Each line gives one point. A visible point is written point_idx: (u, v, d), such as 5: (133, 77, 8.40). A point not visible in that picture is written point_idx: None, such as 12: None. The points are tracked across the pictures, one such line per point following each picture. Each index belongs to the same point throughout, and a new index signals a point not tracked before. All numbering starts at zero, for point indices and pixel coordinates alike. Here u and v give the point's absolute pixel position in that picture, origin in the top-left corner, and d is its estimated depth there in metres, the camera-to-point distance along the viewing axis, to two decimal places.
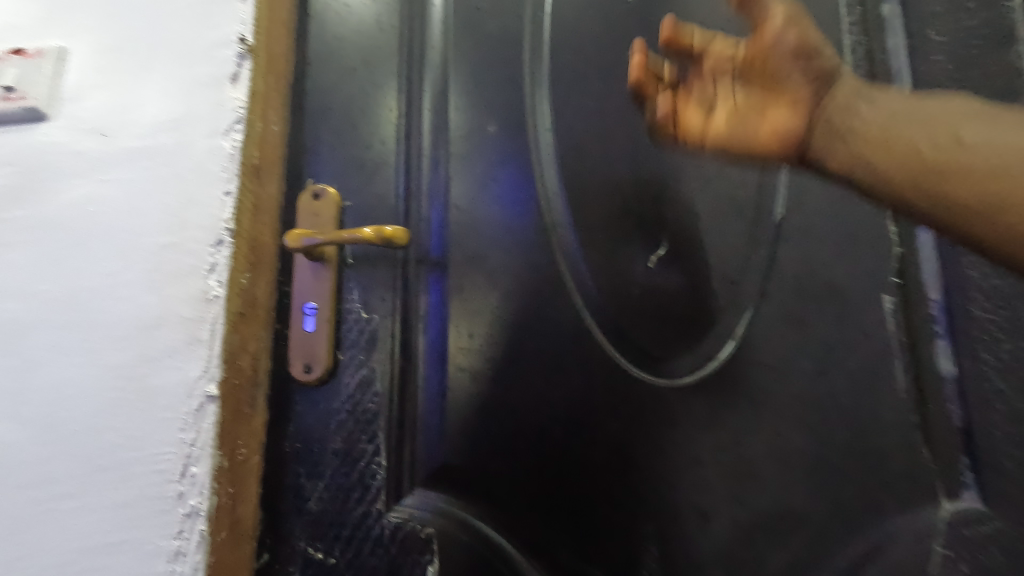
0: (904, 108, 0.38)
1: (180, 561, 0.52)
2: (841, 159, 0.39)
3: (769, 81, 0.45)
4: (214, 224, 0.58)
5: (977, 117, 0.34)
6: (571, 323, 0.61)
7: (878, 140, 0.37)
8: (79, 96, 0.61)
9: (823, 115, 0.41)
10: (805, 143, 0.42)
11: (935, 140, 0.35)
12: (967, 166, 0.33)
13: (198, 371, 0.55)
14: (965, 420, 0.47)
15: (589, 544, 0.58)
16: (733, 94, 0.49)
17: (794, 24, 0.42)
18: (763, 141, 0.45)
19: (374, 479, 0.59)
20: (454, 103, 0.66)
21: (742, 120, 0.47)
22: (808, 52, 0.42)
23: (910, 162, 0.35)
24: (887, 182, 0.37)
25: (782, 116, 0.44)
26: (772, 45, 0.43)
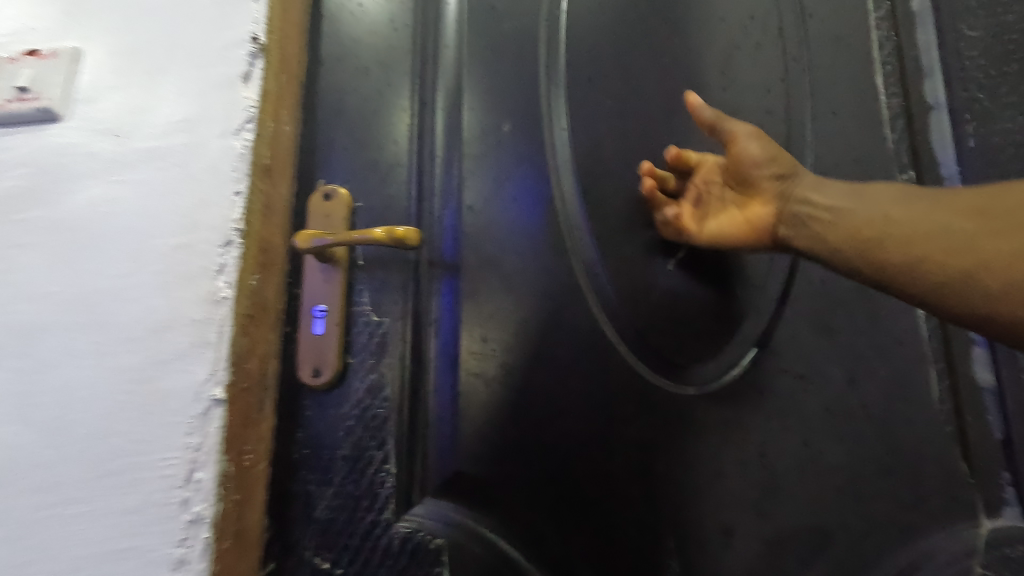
0: (848, 199, 0.48)
1: (184, 569, 0.49)
2: (802, 242, 0.50)
3: (743, 185, 0.56)
4: (224, 224, 0.56)
5: (907, 203, 0.44)
6: (589, 328, 0.59)
7: (837, 228, 0.47)
8: (94, 98, 0.60)
9: (790, 209, 0.52)
10: (776, 231, 0.53)
11: (865, 213, 0.46)
12: (917, 236, 0.42)
13: (205, 374, 0.53)
14: (1005, 429, 0.52)
15: (606, 559, 0.56)
16: (722, 196, 0.59)
17: (755, 138, 0.55)
18: (746, 233, 0.55)
19: (383, 487, 0.57)
20: (468, 102, 0.64)
21: (728, 219, 0.57)
22: (771, 161, 0.54)
23: (835, 233, 0.47)
24: (849, 257, 0.45)
25: (759, 211, 0.55)
26: (741, 160, 0.55)
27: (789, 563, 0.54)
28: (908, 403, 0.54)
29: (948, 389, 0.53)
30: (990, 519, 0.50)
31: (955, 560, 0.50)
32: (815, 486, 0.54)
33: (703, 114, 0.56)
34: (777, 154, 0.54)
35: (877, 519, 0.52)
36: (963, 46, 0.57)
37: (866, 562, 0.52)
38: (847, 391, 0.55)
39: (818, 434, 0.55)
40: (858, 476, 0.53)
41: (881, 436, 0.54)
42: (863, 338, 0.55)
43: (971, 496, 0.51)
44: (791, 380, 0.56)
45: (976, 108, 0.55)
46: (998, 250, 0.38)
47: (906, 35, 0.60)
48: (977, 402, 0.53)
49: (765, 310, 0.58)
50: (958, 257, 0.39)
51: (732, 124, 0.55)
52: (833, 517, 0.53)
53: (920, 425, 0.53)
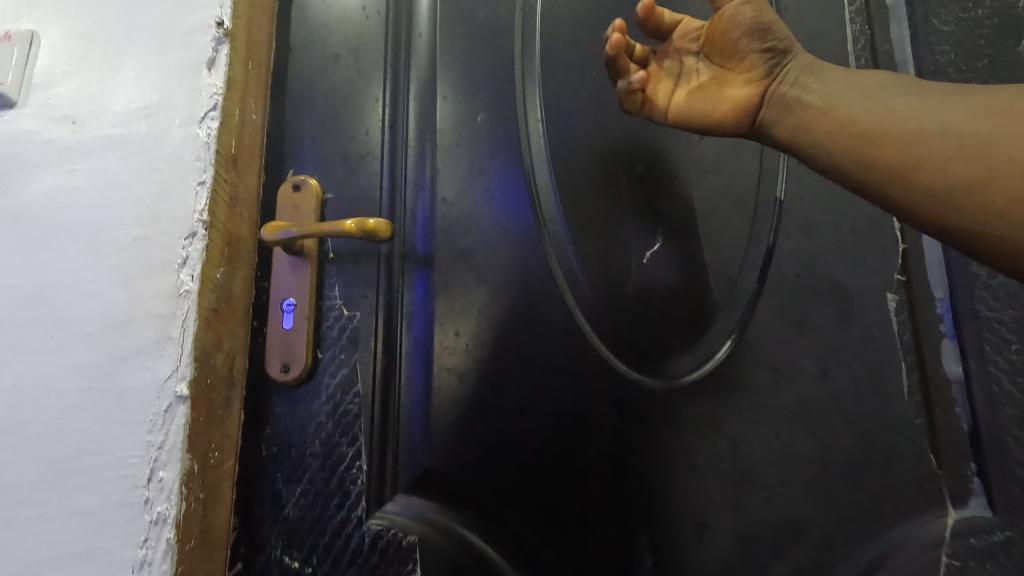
0: (854, 92, 0.43)
1: (146, 571, 0.48)
2: (789, 126, 0.46)
3: (727, 57, 0.51)
4: (188, 216, 0.54)
5: (914, 105, 0.40)
6: (564, 322, 0.59)
7: (831, 118, 0.43)
8: (50, 83, 0.57)
9: (778, 90, 0.47)
10: (760, 113, 0.48)
11: (877, 113, 0.41)
12: (924, 149, 0.38)
13: (167, 370, 0.51)
14: (972, 420, 0.52)
15: (580, 555, 0.56)
16: (698, 66, 0.54)
17: (750, 5, 0.48)
18: (722, 112, 0.50)
19: (354, 484, 0.56)
20: (442, 93, 0.63)
21: (705, 96, 0.52)
22: (763, 31, 0.48)
23: (830, 123, 0.43)
24: (831, 156, 0.43)
25: (740, 89, 0.50)
26: (731, 27, 0.49)
27: (761, 557, 0.54)
28: (879, 396, 0.54)
29: (918, 381, 0.54)
30: (956, 509, 0.51)
31: (923, 551, 0.51)
32: (787, 480, 0.54)
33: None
34: (772, 23, 0.48)
35: (848, 511, 0.53)
36: (933, 40, 0.58)
37: (837, 554, 0.52)
38: (820, 385, 0.55)
39: (790, 428, 0.55)
40: (830, 469, 0.54)
41: (852, 429, 0.54)
42: (836, 331, 0.56)
43: (939, 486, 0.52)
44: (764, 373, 0.56)
45: None
46: (1009, 163, 0.34)
47: (880, 29, 0.59)
48: (945, 393, 0.53)
49: (739, 303, 0.58)
50: (960, 168, 0.36)
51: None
52: (804, 510, 0.54)
53: (892, 418, 0.53)
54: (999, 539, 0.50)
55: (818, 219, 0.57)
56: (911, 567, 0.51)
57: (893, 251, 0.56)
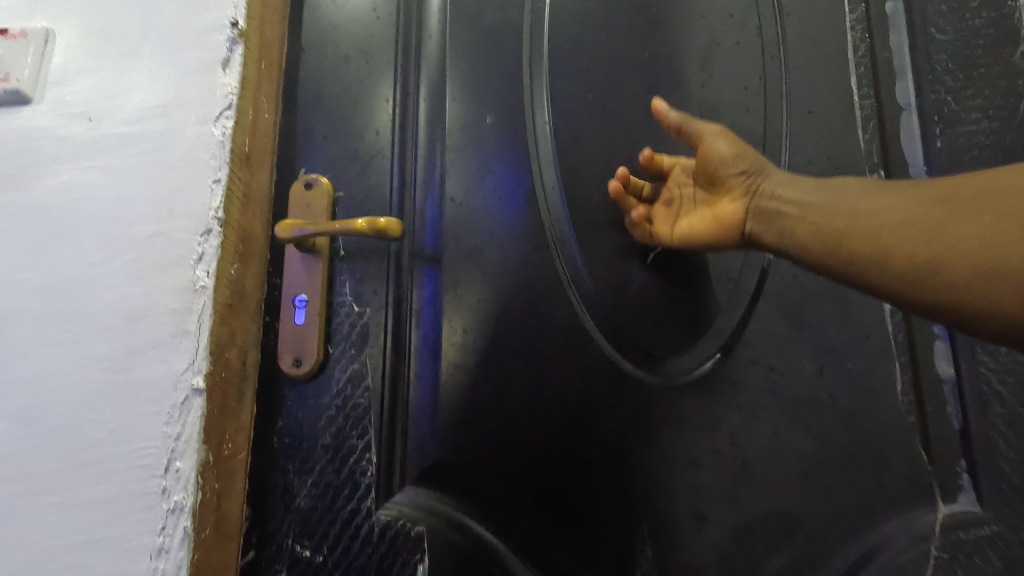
0: (814, 194, 0.46)
1: (163, 557, 0.50)
2: (772, 236, 0.48)
3: (714, 186, 0.55)
4: (204, 213, 0.55)
5: (861, 202, 0.42)
6: (569, 319, 0.61)
7: (801, 224, 0.46)
8: (65, 80, 0.58)
9: (756, 205, 0.50)
10: (744, 225, 0.51)
11: (827, 213, 0.44)
12: (881, 234, 0.39)
13: (183, 364, 0.52)
14: (963, 419, 0.54)
15: (583, 546, 0.57)
16: (694, 197, 0.59)
17: (723, 137, 0.53)
18: (713, 230, 0.54)
19: (363, 476, 0.57)
20: (451, 94, 0.64)
21: (698, 217, 0.57)
22: (738, 157, 0.52)
23: (799, 234, 0.46)
24: (816, 258, 0.44)
25: (727, 207, 0.53)
26: (710, 160, 0.54)
27: (758, 549, 0.56)
28: (873, 394, 0.56)
29: (910, 380, 0.56)
30: (946, 504, 0.53)
31: (912, 543, 0.53)
32: (784, 474, 0.56)
33: (668, 118, 0.55)
34: (744, 151, 0.52)
35: (842, 505, 0.55)
36: (932, 49, 0.59)
37: (830, 546, 0.54)
38: (816, 383, 0.57)
39: (787, 425, 0.57)
40: (825, 464, 0.56)
41: (846, 425, 0.56)
42: (832, 331, 0.58)
43: (930, 481, 0.54)
44: (762, 372, 0.58)
45: (941, 111, 0.58)
46: (963, 239, 0.35)
47: (879, 36, 0.61)
48: (937, 392, 0.55)
49: (740, 302, 0.60)
50: (922, 252, 0.36)
51: (700, 123, 0.54)
52: (800, 504, 0.55)
53: (885, 416, 0.56)
54: (985, 532, 0.52)
55: None
56: (901, 558, 0.53)
57: None
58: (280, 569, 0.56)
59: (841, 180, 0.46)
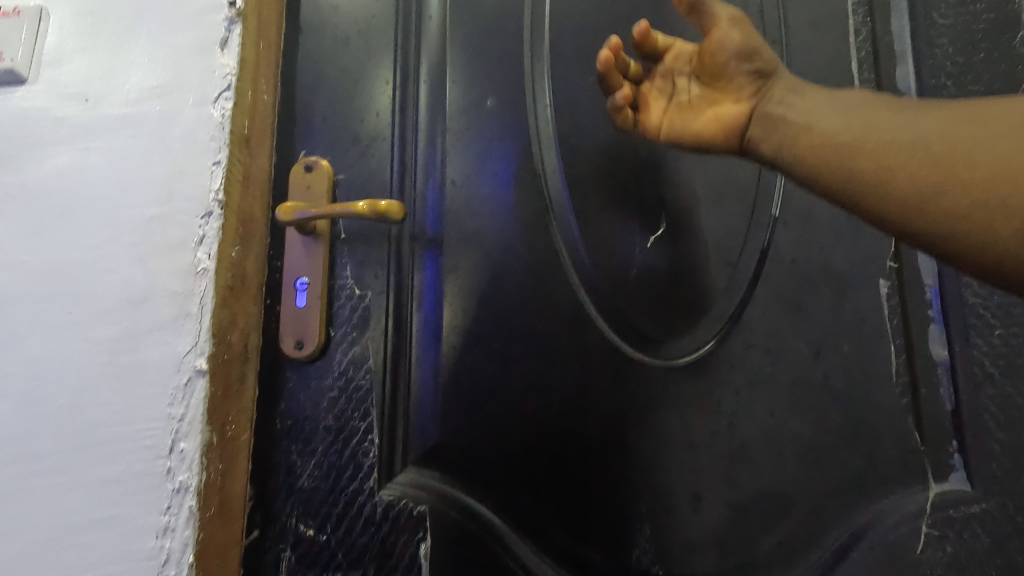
0: (828, 107, 0.45)
1: (169, 536, 0.50)
2: (770, 144, 0.48)
3: (720, 82, 0.53)
4: (203, 195, 0.55)
5: (884, 121, 0.40)
6: (569, 302, 0.61)
7: (803, 133, 0.45)
8: (61, 59, 0.57)
9: (762, 107, 0.49)
10: (746, 128, 0.51)
11: (841, 125, 0.43)
12: (901, 158, 0.38)
13: (186, 346, 0.52)
14: (955, 401, 0.55)
15: (581, 524, 0.58)
16: (689, 87, 0.56)
17: (736, 28, 0.51)
18: (711, 130, 0.53)
19: (366, 457, 0.58)
20: (452, 77, 0.64)
21: (698, 116, 0.54)
22: (750, 53, 0.51)
23: (805, 137, 0.45)
24: (809, 164, 0.44)
25: (729, 109, 0.52)
26: (720, 48, 0.52)
27: (753, 528, 0.57)
28: (868, 376, 0.57)
29: (905, 363, 0.57)
30: (937, 483, 0.55)
31: (904, 522, 0.54)
32: (779, 454, 0.57)
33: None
34: (756, 49, 0.51)
35: (834, 484, 0.56)
36: (932, 35, 0.59)
37: (824, 524, 0.56)
38: (812, 365, 0.58)
39: (783, 406, 0.58)
40: (820, 445, 0.57)
41: (841, 407, 0.57)
42: (830, 315, 0.58)
43: (922, 461, 0.55)
44: (759, 355, 0.59)
45: (940, 96, 0.58)
46: (974, 166, 0.34)
47: (881, 20, 0.61)
48: (931, 374, 0.56)
49: (738, 286, 0.60)
50: (929, 173, 0.36)
51: (716, 6, 0.51)
52: (793, 483, 0.57)
53: (879, 399, 0.56)
54: (975, 511, 0.53)
55: (816, 208, 0.60)
56: (893, 536, 0.54)
57: (886, 240, 0.59)
58: (284, 548, 0.56)
59: (845, 93, 0.46)
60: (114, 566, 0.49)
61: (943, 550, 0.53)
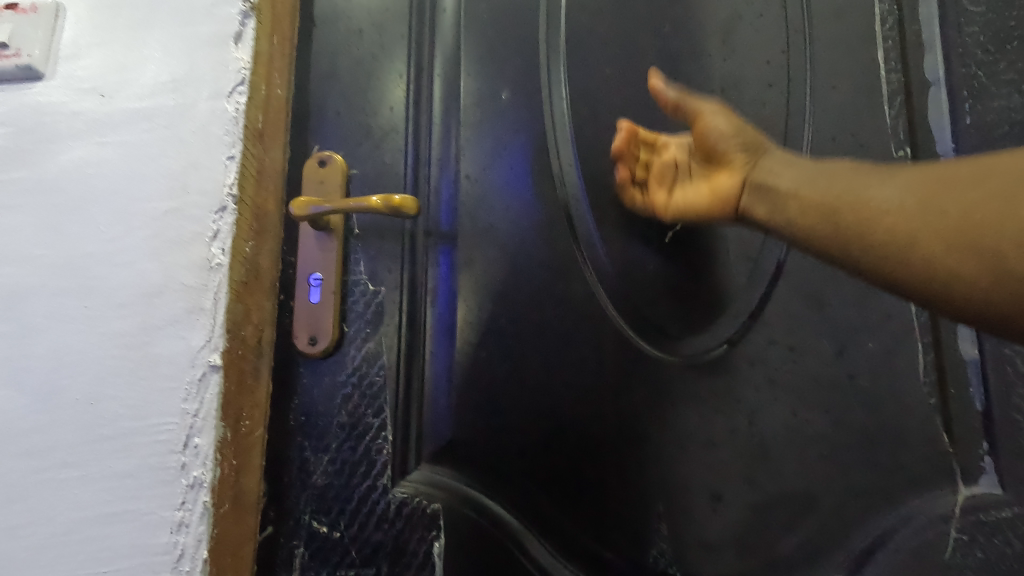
0: (811, 174, 0.43)
1: (184, 531, 0.49)
2: (762, 211, 0.46)
3: (711, 162, 0.52)
4: (217, 189, 0.54)
5: (853, 178, 0.39)
6: (585, 298, 0.61)
7: (791, 200, 0.42)
8: (77, 55, 0.57)
9: (754, 178, 0.47)
10: (740, 199, 0.49)
11: (824, 187, 0.40)
12: (874, 211, 0.36)
13: (201, 340, 0.52)
14: (986, 402, 0.52)
15: (596, 521, 0.58)
16: (688, 170, 0.57)
17: (721, 114, 0.51)
18: (710, 204, 0.52)
19: (379, 453, 0.57)
20: (467, 70, 0.64)
21: (694, 192, 0.54)
22: (736, 135, 0.50)
23: (791, 205, 0.42)
24: (799, 233, 0.41)
25: (724, 181, 0.50)
26: (706, 135, 0.51)
27: (774, 529, 0.56)
28: (895, 375, 0.55)
29: (933, 362, 0.55)
30: (965, 485, 0.52)
31: (931, 525, 0.52)
32: (801, 454, 0.56)
33: (665, 95, 0.53)
34: (743, 129, 0.50)
35: (860, 486, 0.54)
36: (962, 22, 0.56)
37: (845, 526, 0.54)
38: (836, 363, 0.56)
39: (805, 405, 0.56)
40: (843, 445, 0.55)
41: (865, 408, 0.55)
42: (852, 312, 0.56)
43: (950, 463, 0.53)
44: (781, 352, 0.58)
45: (972, 85, 0.55)
46: (946, 215, 0.32)
47: (908, 7, 0.59)
48: (960, 374, 0.54)
49: (759, 283, 0.59)
50: (904, 224, 0.34)
51: (696, 100, 0.52)
52: (816, 485, 0.55)
53: (906, 398, 0.55)
54: (1006, 516, 0.50)
55: None
56: (918, 540, 0.52)
57: None
58: (298, 544, 0.56)
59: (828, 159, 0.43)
60: (130, 560, 0.49)
61: (973, 555, 0.50)
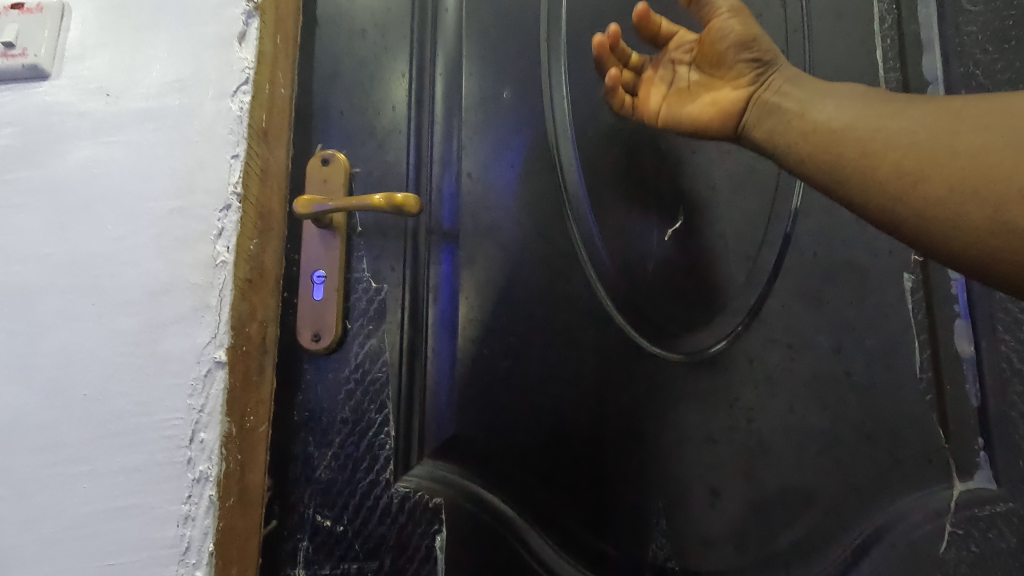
0: (834, 99, 0.44)
1: (190, 524, 0.50)
2: (763, 132, 0.48)
3: (718, 68, 0.53)
4: (222, 188, 0.55)
5: (878, 110, 0.41)
6: (586, 296, 0.61)
7: (796, 121, 0.45)
8: (83, 55, 0.58)
9: (761, 95, 0.49)
10: (742, 115, 0.51)
11: (832, 112, 0.43)
12: (890, 144, 0.39)
13: (206, 337, 0.52)
14: (982, 398, 0.54)
15: (596, 517, 0.59)
16: (688, 77, 0.56)
17: (735, 17, 0.51)
18: (707, 116, 0.53)
19: (382, 449, 0.58)
20: (468, 70, 0.65)
21: (697, 103, 0.54)
22: (750, 42, 0.50)
23: (797, 125, 0.45)
24: (800, 158, 0.44)
25: (728, 95, 0.52)
26: (717, 37, 0.51)
27: (772, 524, 0.56)
28: (894, 373, 0.56)
29: (930, 359, 0.56)
30: (962, 482, 0.53)
31: (927, 519, 0.53)
32: (800, 450, 0.57)
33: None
34: (756, 36, 0.50)
35: (857, 482, 0.55)
36: (961, 21, 0.58)
37: (843, 521, 0.55)
38: (834, 361, 0.57)
39: (804, 401, 0.57)
40: (842, 441, 0.56)
41: (864, 405, 0.56)
42: (851, 310, 0.57)
43: (946, 459, 0.54)
44: (780, 349, 0.58)
45: (970, 84, 0.57)
46: (955, 156, 0.36)
47: (907, 7, 0.59)
48: (957, 371, 0.55)
49: (757, 281, 0.59)
50: (912, 163, 0.37)
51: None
52: (814, 480, 0.56)
53: (904, 395, 0.55)
54: (1001, 509, 0.52)
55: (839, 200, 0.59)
56: (916, 534, 0.53)
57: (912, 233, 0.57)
58: (302, 538, 0.57)
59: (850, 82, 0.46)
60: (137, 553, 0.50)
61: (968, 548, 0.52)
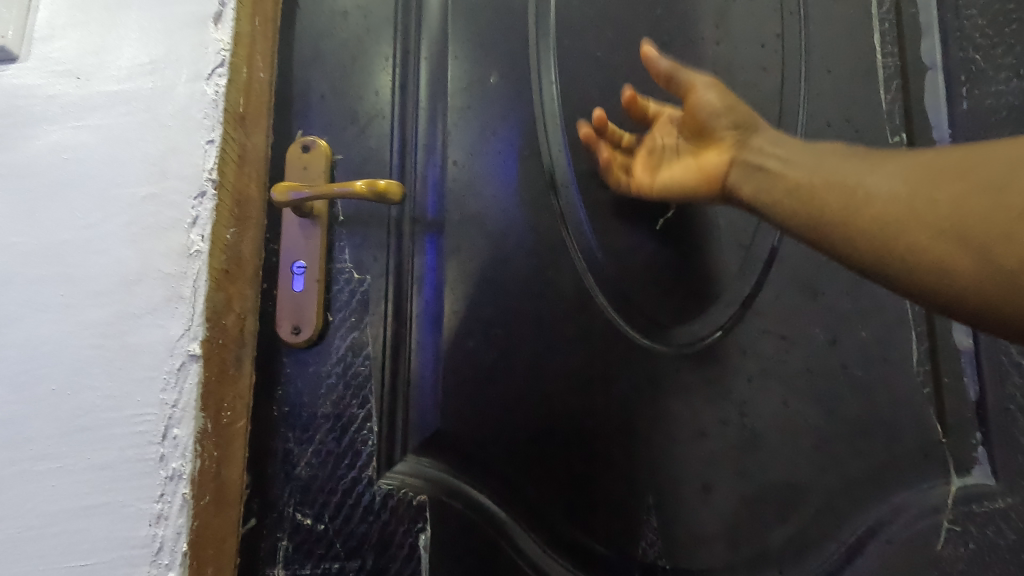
0: (802, 155, 0.43)
1: (163, 524, 0.48)
2: (750, 189, 0.46)
3: (700, 136, 0.52)
4: (197, 174, 0.52)
5: (852, 163, 0.39)
6: (575, 288, 0.59)
7: (778, 180, 0.43)
8: (51, 36, 0.55)
9: (741, 157, 0.47)
10: (728, 177, 0.49)
11: (811, 167, 0.41)
12: (865, 200, 0.36)
13: (179, 330, 0.50)
14: (979, 391, 0.53)
15: (583, 513, 0.57)
16: (676, 147, 0.56)
17: (712, 88, 0.51)
18: (697, 180, 0.52)
19: (364, 444, 0.56)
20: (454, 53, 0.63)
21: (681, 168, 0.54)
22: (727, 110, 0.50)
23: (779, 183, 0.43)
24: (786, 214, 0.42)
25: (711, 159, 0.51)
26: (697, 110, 0.51)
27: (763, 519, 0.55)
28: (886, 363, 0.55)
29: (927, 351, 0.55)
30: (960, 475, 0.53)
31: (925, 514, 0.52)
32: (793, 444, 0.55)
33: (657, 64, 0.52)
34: (735, 104, 0.50)
35: (854, 477, 0.54)
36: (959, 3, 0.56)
37: (837, 515, 0.54)
38: (829, 353, 0.56)
39: (797, 394, 0.56)
40: (835, 434, 0.55)
41: (858, 396, 0.55)
42: (846, 301, 0.57)
43: (944, 452, 0.53)
44: (773, 341, 0.57)
45: (969, 69, 0.55)
46: (936, 204, 0.33)
47: None
48: (955, 364, 0.54)
49: (749, 273, 0.58)
50: (891, 211, 0.35)
51: (689, 73, 0.51)
52: (808, 475, 0.55)
53: (898, 385, 0.55)
54: (1000, 506, 0.51)
55: None
56: (909, 530, 0.52)
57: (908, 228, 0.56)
58: (281, 536, 0.55)
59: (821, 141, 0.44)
60: (109, 553, 0.47)
61: (965, 545, 0.51)
